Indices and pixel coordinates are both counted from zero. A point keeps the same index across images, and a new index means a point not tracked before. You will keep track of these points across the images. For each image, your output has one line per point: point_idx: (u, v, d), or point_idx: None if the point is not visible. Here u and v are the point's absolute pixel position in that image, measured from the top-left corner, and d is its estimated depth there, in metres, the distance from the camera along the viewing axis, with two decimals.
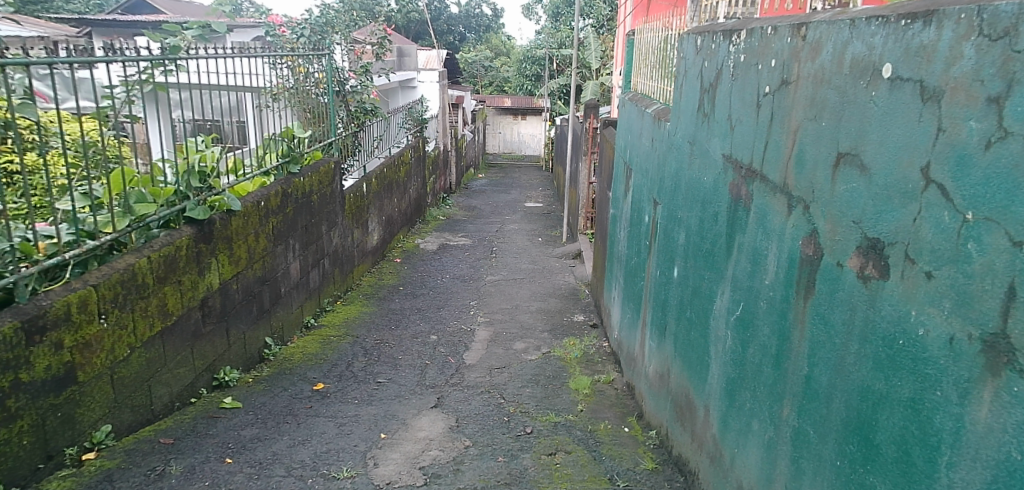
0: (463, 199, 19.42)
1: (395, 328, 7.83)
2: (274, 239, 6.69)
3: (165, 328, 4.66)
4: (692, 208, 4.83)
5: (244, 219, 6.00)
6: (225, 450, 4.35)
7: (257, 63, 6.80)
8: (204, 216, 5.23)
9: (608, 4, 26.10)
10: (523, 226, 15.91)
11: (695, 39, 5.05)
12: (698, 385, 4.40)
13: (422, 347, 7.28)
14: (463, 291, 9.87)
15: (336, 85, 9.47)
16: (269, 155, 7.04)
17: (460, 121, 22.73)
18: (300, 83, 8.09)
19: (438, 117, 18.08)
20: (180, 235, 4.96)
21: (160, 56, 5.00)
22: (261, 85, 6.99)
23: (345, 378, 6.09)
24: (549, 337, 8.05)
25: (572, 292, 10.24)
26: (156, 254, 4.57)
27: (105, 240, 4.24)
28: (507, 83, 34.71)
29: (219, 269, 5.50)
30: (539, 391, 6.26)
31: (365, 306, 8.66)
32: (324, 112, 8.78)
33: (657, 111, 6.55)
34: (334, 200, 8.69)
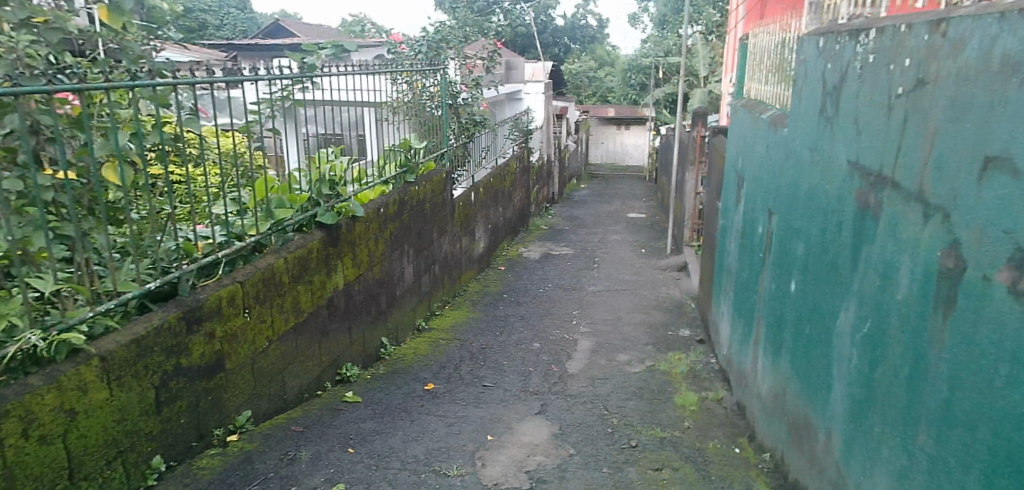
0: (565, 209, 19.48)
1: (500, 334, 8.00)
2: (391, 244, 7.07)
3: (297, 324, 5.06)
4: (813, 218, 4.57)
5: (366, 224, 6.40)
6: (347, 441, 4.64)
7: (379, 79, 7.26)
8: (333, 221, 5.65)
9: (718, 10, 25.27)
10: (626, 237, 15.71)
11: (817, 40, 4.79)
12: (817, 406, 4.14)
13: (526, 354, 7.38)
14: (566, 301, 9.91)
15: (449, 98, 9.87)
16: (388, 166, 7.47)
17: (564, 131, 22.85)
18: (416, 97, 8.52)
19: (543, 128, 18.31)
20: (311, 238, 5.39)
21: (298, 74, 5.47)
22: (382, 99, 7.45)
23: (453, 380, 6.30)
24: (653, 350, 7.89)
25: (677, 305, 9.97)
26: (292, 255, 5.01)
27: (250, 241, 4.70)
28: (610, 94, 34.49)
29: (344, 271, 5.90)
30: (644, 404, 6.15)
31: (472, 311, 8.92)
32: (436, 124, 9.20)
33: (773, 117, 6.26)
34: (445, 208, 9.04)
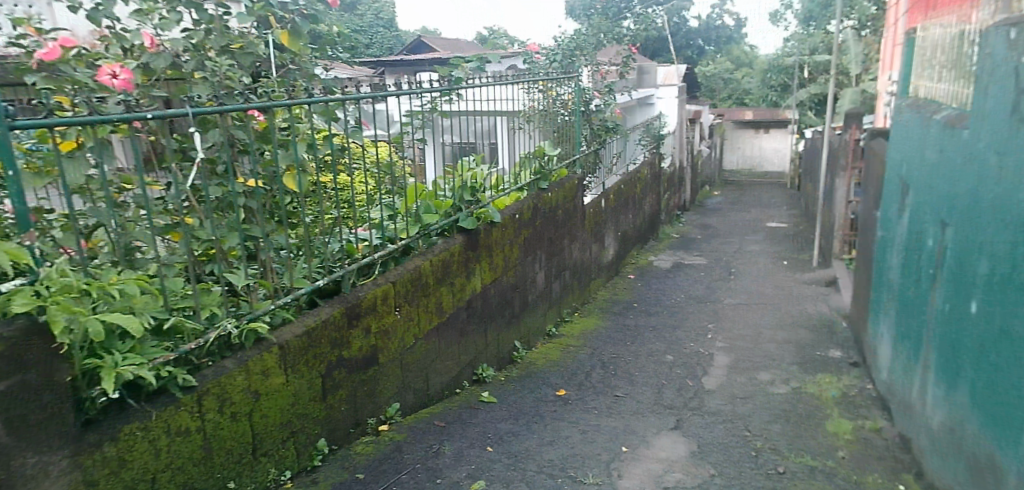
0: (698, 217, 18.73)
1: (631, 344, 7.85)
2: (525, 250, 7.20)
3: (439, 324, 5.31)
4: (1001, 231, 4.00)
5: (503, 230, 6.57)
6: (486, 439, 4.78)
7: (515, 90, 7.44)
8: (473, 226, 5.86)
9: (875, 1, 23.06)
10: (764, 248, 14.78)
11: (1008, 29, 4.20)
12: (1005, 446, 3.61)
13: (658, 366, 7.17)
14: (700, 313, 9.50)
15: (582, 106, 9.88)
16: (524, 173, 7.61)
17: (697, 136, 21.99)
18: (550, 105, 8.62)
19: (675, 134, 17.74)
20: (453, 242, 5.64)
21: (446, 87, 5.73)
22: (517, 108, 7.61)
23: (585, 388, 6.28)
24: (798, 370, 7.34)
25: (825, 323, 9.19)
26: (436, 258, 5.27)
27: (401, 244, 5.01)
28: (748, 96, 32.69)
29: (482, 274, 6.10)
30: (790, 428, 5.73)
31: (602, 320, 8.84)
32: (569, 131, 9.24)
33: (948, 118, 5.58)
34: (577, 215, 9.04)
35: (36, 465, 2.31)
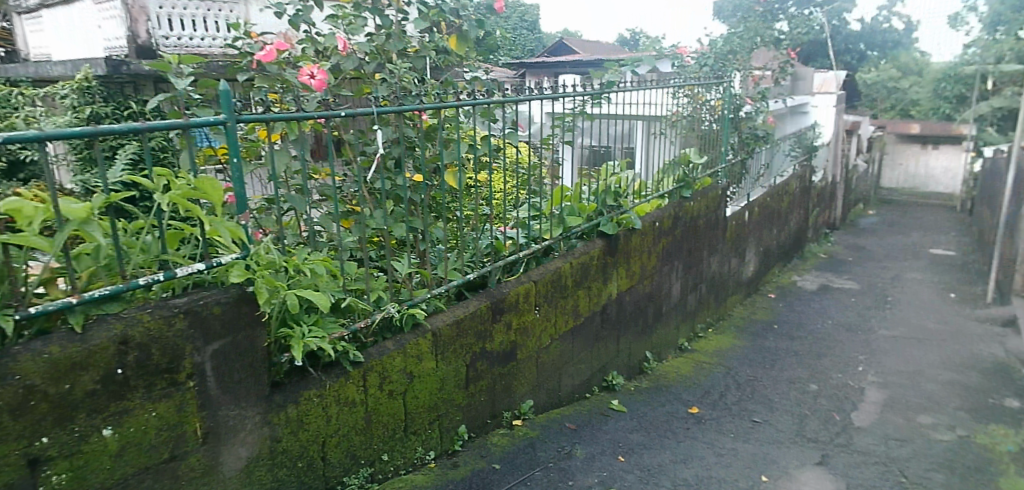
0: (849, 237, 17.18)
1: (770, 368, 7.39)
2: (663, 259, 7.02)
3: (575, 326, 5.33)
4: None
5: (642, 237, 6.44)
6: (618, 448, 4.73)
7: (664, 94, 7.25)
8: (614, 231, 5.78)
9: None
10: (929, 277, 13.25)
11: None
12: None
13: (801, 394, 6.69)
14: (850, 342, 8.72)
15: (731, 112, 9.43)
16: (666, 180, 7.40)
17: (854, 149, 20.16)
18: (697, 110, 8.31)
19: (829, 145, 16.40)
20: (594, 246, 5.61)
21: (599, 90, 5.67)
22: (664, 112, 7.40)
23: (719, 408, 6.01)
24: (968, 418, 6.50)
25: (1004, 368, 8.05)
26: (576, 261, 5.28)
27: (544, 244, 5.08)
28: (916, 107, 29.44)
29: (619, 281, 6.03)
30: (957, 482, 5.10)
31: (737, 339, 8.40)
32: (715, 139, 8.85)
33: None
34: (718, 226, 8.66)
35: (236, 416, 2.59)
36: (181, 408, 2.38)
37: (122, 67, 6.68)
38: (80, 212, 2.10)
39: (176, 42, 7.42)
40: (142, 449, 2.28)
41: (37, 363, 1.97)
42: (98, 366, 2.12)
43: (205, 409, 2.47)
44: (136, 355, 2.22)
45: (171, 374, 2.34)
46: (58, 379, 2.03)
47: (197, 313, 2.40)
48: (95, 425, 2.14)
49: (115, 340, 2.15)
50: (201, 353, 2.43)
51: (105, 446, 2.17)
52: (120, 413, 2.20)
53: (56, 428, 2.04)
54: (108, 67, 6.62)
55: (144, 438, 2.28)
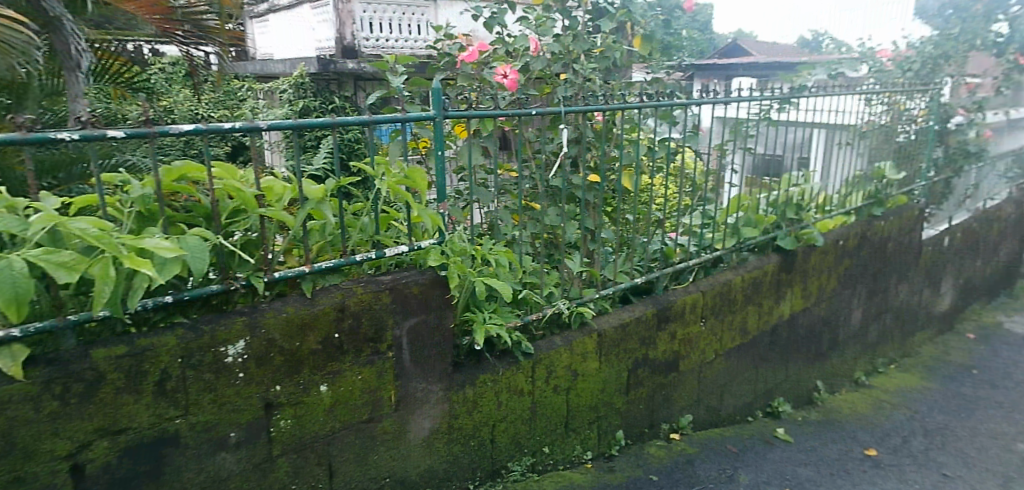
0: None
1: (968, 418, 6.42)
2: (844, 282, 6.39)
3: (740, 345, 5.00)
4: None
5: (822, 256, 5.90)
6: (785, 480, 4.30)
7: (861, 100, 6.54)
8: (791, 247, 5.34)
9: None
10: None
11: None
12: None
13: (1008, 453, 5.72)
14: None
15: (937, 123, 8.31)
16: (853, 195, 6.73)
17: None
18: (897, 120, 7.41)
19: None
20: (768, 261, 5.23)
21: (788, 94, 5.26)
22: (860, 121, 6.67)
23: (903, 454, 5.32)
24: None
25: None
26: (748, 275, 4.94)
27: (715, 255, 4.82)
28: None
29: (792, 301, 5.57)
30: None
31: (926, 380, 7.40)
32: (914, 153, 7.86)
33: None
34: (910, 251, 7.70)
35: (423, 390, 2.73)
36: (380, 375, 2.58)
37: (330, 66, 7.48)
38: (318, 193, 2.38)
39: (374, 43, 8.13)
40: (347, 408, 2.47)
41: (276, 320, 2.19)
42: (321, 328, 2.33)
43: (399, 379, 2.65)
44: (350, 323, 2.43)
45: (375, 343, 2.54)
46: (292, 336, 2.24)
47: (399, 291, 2.60)
48: (314, 380, 2.35)
49: (335, 307, 2.37)
50: (400, 327, 2.62)
51: (320, 400, 2.37)
52: (334, 372, 2.41)
53: (286, 379, 2.26)
54: (318, 66, 7.46)
55: (350, 397, 2.48)
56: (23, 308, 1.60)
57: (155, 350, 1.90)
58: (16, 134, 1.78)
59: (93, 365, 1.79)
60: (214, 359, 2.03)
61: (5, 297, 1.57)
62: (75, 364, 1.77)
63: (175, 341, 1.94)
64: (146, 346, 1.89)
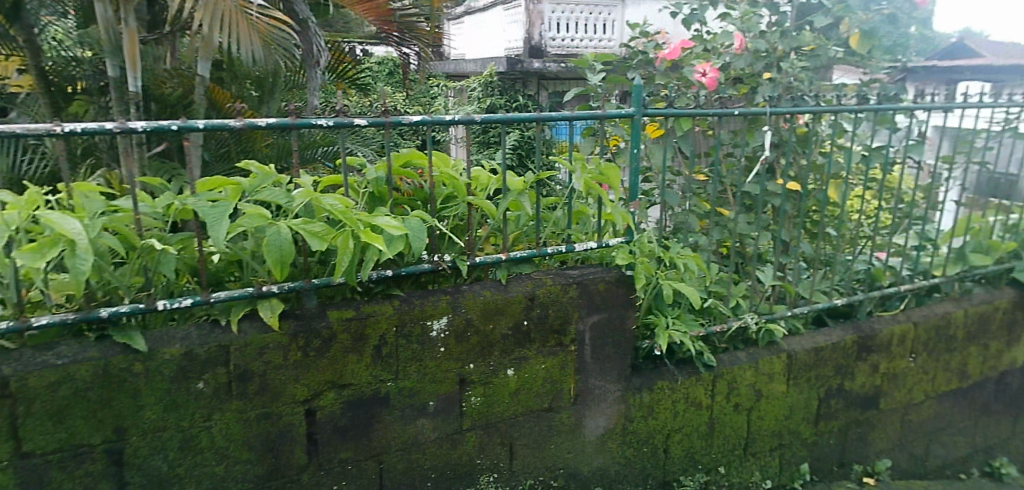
0: None
1: None
2: None
3: (959, 389, 4.21)
4: None
5: None
6: None
7: None
8: None
9: None
10: None
11: None
12: None
13: None
14: None
15: None
16: None
17: None
18: None
19: None
20: (1001, 295, 4.39)
21: None
22: None
23: None
24: None
25: None
26: (975, 310, 4.16)
27: (935, 282, 4.16)
28: None
29: None
30: None
31: None
32: None
33: None
34: None
35: (601, 387, 2.61)
36: (562, 368, 2.51)
37: (517, 65, 7.78)
38: (518, 185, 2.41)
39: (560, 43, 8.27)
40: (531, 395, 2.46)
41: (475, 302, 2.27)
42: (512, 314, 2.36)
43: (579, 374, 2.56)
44: (538, 312, 2.41)
45: (560, 335, 2.48)
46: (487, 318, 2.30)
47: (587, 287, 2.50)
48: (503, 364, 2.38)
49: (527, 296, 2.38)
50: (584, 322, 2.53)
51: (506, 384, 2.40)
52: (520, 359, 2.41)
53: (479, 359, 2.33)
54: (506, 65, 7.78)
55: (533, 385, 2.46)
56: (285, 269, 1.87)
57: (375, 317, 2.10)
58: (287, 119, 2.03)
59: (330, 324, 2.02)
60: (421, 332, 2.18)
61: (274, 257, 1.84)
62: (316, 322, 2.01)
63: (391, 311, 2.13)
64: (369, 313, 2.09)
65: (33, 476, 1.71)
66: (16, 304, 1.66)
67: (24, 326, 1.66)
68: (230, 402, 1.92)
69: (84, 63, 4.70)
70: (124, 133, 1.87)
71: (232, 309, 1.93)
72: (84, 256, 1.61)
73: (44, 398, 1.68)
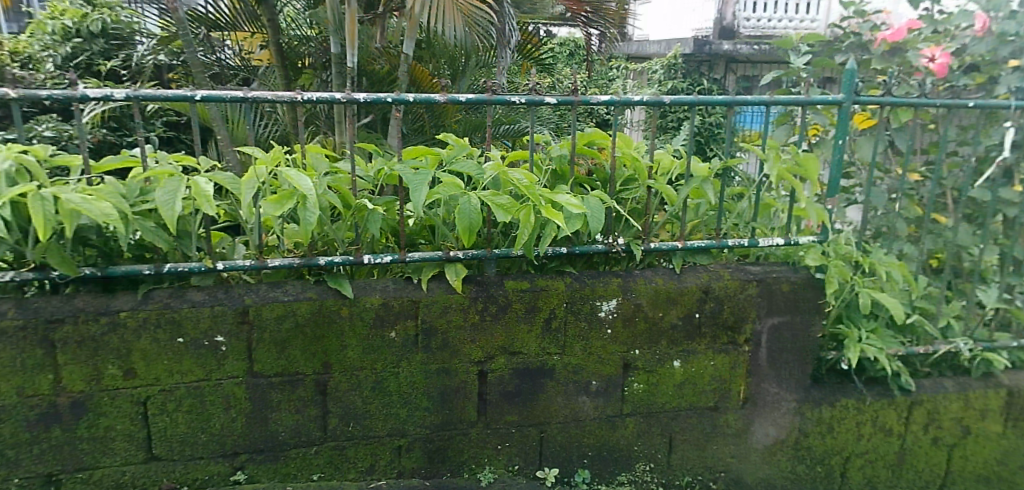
0: None
1: None
2: None
3: None
4: None
5: None
6: None
7: None
8: None
9: None
10: None
11: None
12: None
13: None
14: None
15: None
16: None
17: None
18: None
19: None
20: None
21: None
22: None
23: None
24: None
25: None
26: None
27: None
28: None
29: None
30: None
31: None
32: None
33: None
34: None
35: (774, 394, 2.44)
36: (733, 367, 2.38)
37: (705, 48, 7.43)
38: (703, 172, 2.29)
39: (754, 24, 7.69)
40: (696, 390, 2.38)
41: (646, 288, 2.24)
42: (684, 305, 2.28)
43: (751, 376, 2.42)
44: (712, 306, 2.31)
45: (733, 333, 2.35)
46: (657, 305, 2.26)
47: (767, 285, 2.34)
48: (669, 355, 2.32)
49: (701, 288, 2.29)
50: (761, 322, 2.37)
51: (671, 375, 2.34)
52: (688, 351, 2.34)
53: (645, 346, 2.29)
54: (693, 47, 7.50)
55: (700, 381, 2.37)
56: (472, 237, 2.00)
57: (549, 291, 2.16)
58: (485, 96, 2.14)
59: (506, 293, 2.13)
60: (590, 311, 2.21)
61: (463, 225, 1.97)
62: (494, 289, 2.13)
63: (564, 287, 2.18)
64: (543, 286, 2.16)
65: (260, 392, 2.03)
66: (257, 246, 1.96)
67: (262, 265, 1.97)
68: (415, 354, 2.11)
69: (312, 41, 5.42)
70: (348, 103, 2.10)
71: (423, 269, 2.11)
72: (312, 210, 1.86)
73: (273, 327, 1.98)
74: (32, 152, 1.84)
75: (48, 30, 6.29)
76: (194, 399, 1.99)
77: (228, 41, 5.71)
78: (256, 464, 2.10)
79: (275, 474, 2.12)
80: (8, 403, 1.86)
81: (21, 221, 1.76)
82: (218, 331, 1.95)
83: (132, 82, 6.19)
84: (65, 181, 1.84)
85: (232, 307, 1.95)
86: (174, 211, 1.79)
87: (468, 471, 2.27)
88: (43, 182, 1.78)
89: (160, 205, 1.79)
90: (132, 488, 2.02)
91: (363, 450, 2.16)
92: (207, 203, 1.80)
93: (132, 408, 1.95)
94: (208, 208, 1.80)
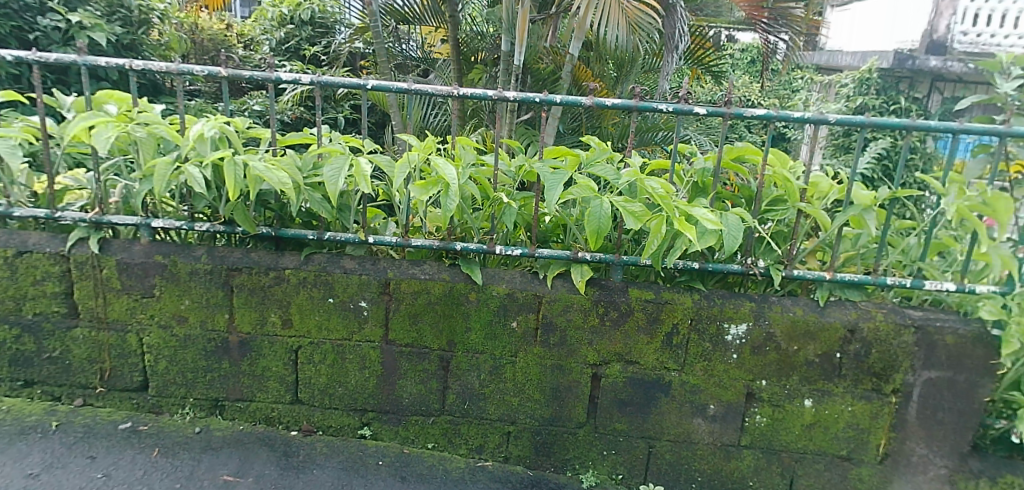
0: None
1: None
2: None
3: None
4: None
5: None
6: None
7: None
8: None
9: None
10: None
11: None
12: None
13: None
14: None
15: None
16: None
17: None
18: None
19: None
20: None
21: None
22: None
23: None
24: None
25: None
26: None
27: None
28: None
29: None
30: None
31: None
32: None
33: None
34: None
35: (922, 456, 2.17)
36: (875, 418, 2.15)
37: (907, 62, 6.55)
38: (866, 200, 2.08)
39: (973, 39, 6.60)
40: (828, 436, 2.18)
41: (782, 317, 2.10)
42: (824, 341, 2.11)
43: (896, 431, 2.16)
44: (857, 348, 2.10)
45: (879, 380, 2.13)
46: (793, 338, 2.11)
47: (928, 335, 2.09)
48: (800, 392, 2.16)
49: (846, 326, 2.09)
50: (915, 374, 2.11)
51: (801, 414, 2.17)
52: (822, 392, 2.15)
53: (774, 378, 2.15)
54: (892, 61, 6.62)
55: (834, 426, 2.17)
56: (599, 240, 2.03)
57: (674, 305, 2.11)
58: (632, 101, 2.13)
59: (629, 300, 2.12)
60: (716, 333, 2.12)
61: (591, 227, 2.00)
62: (618, 295, 2.13)
63: (691, 304, 2.11)
64: (668, 299, 2.12)
65: (391, 358, 2.22)
66: (404, 225, 2.16)
67: (405, 244, 2.16)
68: (533, 347, 2.18)
69: (487, 38, 5.73)
70: (499, 99, 2.20)
71: (550, 266, 2.18)
72: (453, 198, 2.01)
73: (408, 301, 2.16)
74: (235, 125, 2.18)
75: (271, 19, 7.28)
76: (336, 354, 2.23)
77: (415, 34, 6.21)
78: (380, 423, 2.30)
79: (395, 436, 2.31)
80: (195, 333, 2.23)
81: (219, 182, 2.10)
82: (362, 297, 2.17)
83: (331, 67, 6.99)
84: (256, 151, 2.15)
85: (375, 277, 2.15)
86: (337, 186, 2.02)
87: (571, 470, 2.30)
88: (239, 151, 2.11)
89: (327, 179, 2.03)
90: (278, 424, 2.32)
91: (474, 430, 2.28)
92: (364, 182, 2.01)
93: (286, 354, 2.24)
94: (364, 187, 2.01)
